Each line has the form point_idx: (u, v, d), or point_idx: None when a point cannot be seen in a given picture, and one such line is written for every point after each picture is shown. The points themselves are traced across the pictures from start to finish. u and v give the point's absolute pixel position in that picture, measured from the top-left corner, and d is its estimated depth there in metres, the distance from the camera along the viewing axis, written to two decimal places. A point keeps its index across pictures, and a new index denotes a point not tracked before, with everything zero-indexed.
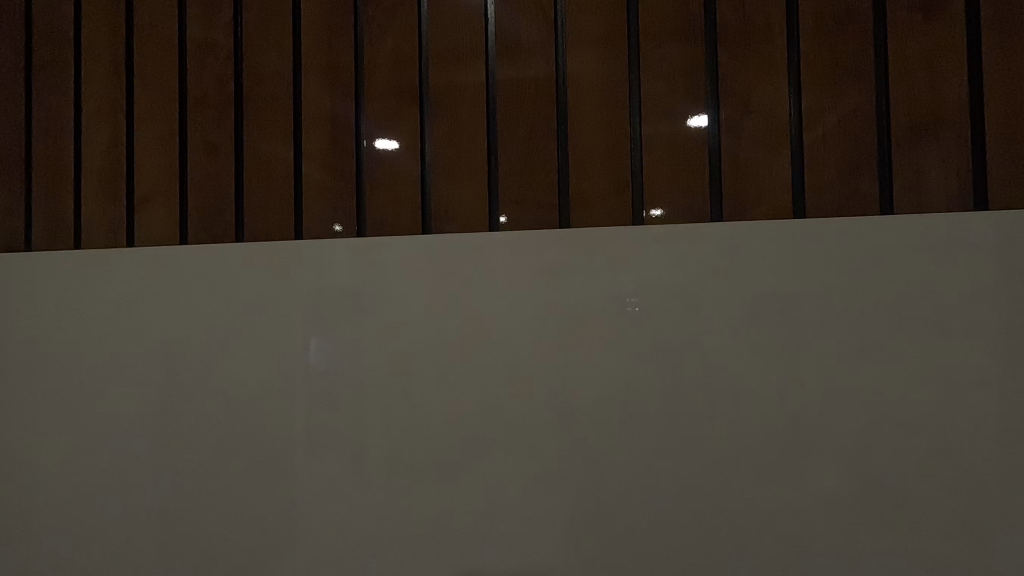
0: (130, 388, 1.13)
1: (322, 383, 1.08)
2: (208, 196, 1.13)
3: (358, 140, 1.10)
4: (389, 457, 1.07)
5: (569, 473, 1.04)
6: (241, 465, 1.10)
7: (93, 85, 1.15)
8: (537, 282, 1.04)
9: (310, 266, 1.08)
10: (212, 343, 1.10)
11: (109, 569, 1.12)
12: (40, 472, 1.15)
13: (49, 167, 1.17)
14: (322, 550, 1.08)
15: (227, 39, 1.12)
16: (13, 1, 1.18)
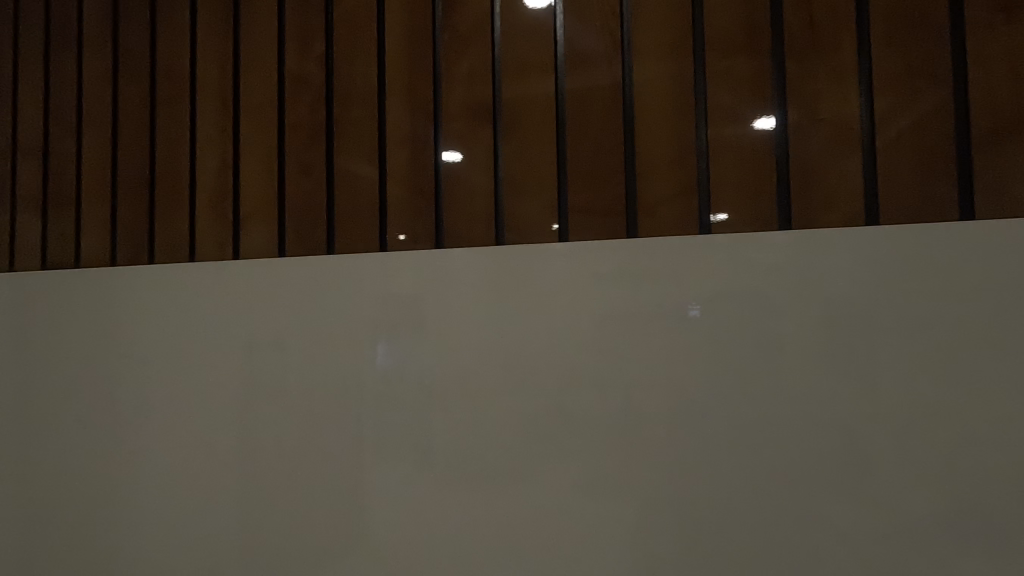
0: (230, 387, 1.25)
1: (400, 386, 1.16)
2: (302, 212, 1.24)
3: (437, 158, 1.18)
4: (461, 458, 1.14)
5: (631, 478, 1.07)
6: (327, 463, 1.19)
7: (205, 115, 1.30)
8: (603, 290, 1.08)
9: (390, 275, 1.17)
10: (302, 348, 1.21)
11: (205, 547, 1.25)
12: (152, 460, 1.29)
13: (168, 190, 1.33)
14: (393, 539, 1.16)
15: (320, 69, 1.23)
16: (141, 46, 1.35)
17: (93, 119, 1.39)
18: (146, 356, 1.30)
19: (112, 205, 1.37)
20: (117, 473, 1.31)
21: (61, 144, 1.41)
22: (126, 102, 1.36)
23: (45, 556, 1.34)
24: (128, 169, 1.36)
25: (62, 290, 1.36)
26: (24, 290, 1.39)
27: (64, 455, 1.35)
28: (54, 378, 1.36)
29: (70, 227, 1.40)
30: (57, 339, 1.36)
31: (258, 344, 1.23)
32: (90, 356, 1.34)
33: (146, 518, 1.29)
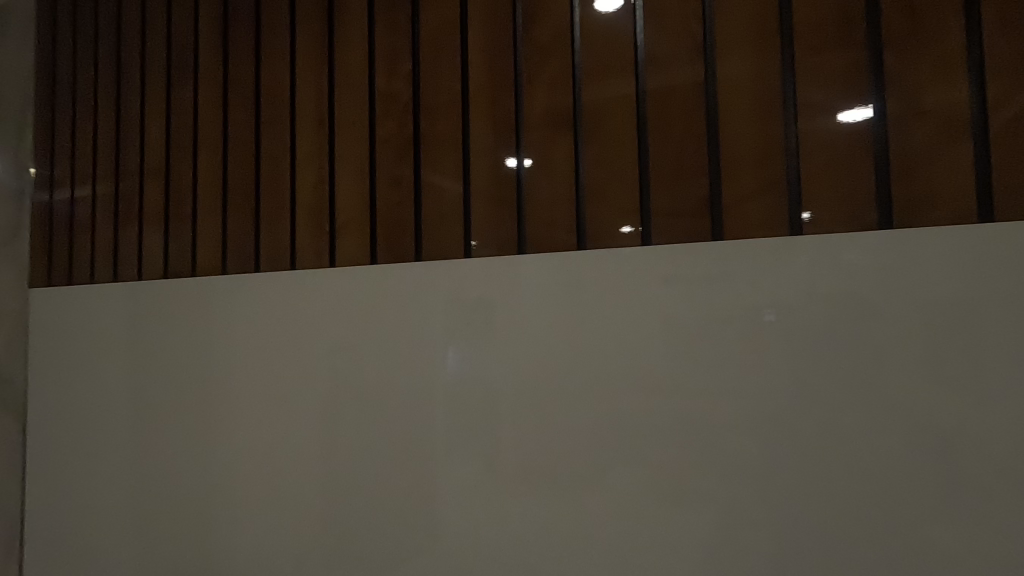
0: (323, 385, 1.36)
1: (482, 389, 1.21)
2: (392, 222, 1.32)
3: (506, 166, 1.22)
4: (541, 461, 1.16)
5: (707, 484, 1.05)
6: (414, 462, 1.26)
7: (304, 134, 1.41)
8: (685, 294, 1.07)
9: (468, 281, 1.22)
10: (389, 350, 1.29)
11: (302, 528, 1.38)
12: (258, 448, 1.44)
13: (271, 203, 1.45)
14: (469, 533, 1.21)
15: (408, 87, 1.30)
16: (248, 73, 1.49)
17: (207, 141, 1.54)
18: (253, 355, 1.44)
19: (223, 218, 1.51)
20: (229, 457, 1.47)
21: (180, 165, 1.58)
22: (234, 125, 1.50)
23: (176, 532, 1.53)
24: (237, 186, 1.49)
25: (185, 296, 1.53)
26: (156, 296, 1.57)
27: (186, 439, 1.54)
28: (179, 372, 1.55)
29: (188, 239, 1.56)
30: (185, 341, 1.54)
31: (351, 347, 1.32)
32: (209, 357, 1.50)
33: (255, 502, 1.44)
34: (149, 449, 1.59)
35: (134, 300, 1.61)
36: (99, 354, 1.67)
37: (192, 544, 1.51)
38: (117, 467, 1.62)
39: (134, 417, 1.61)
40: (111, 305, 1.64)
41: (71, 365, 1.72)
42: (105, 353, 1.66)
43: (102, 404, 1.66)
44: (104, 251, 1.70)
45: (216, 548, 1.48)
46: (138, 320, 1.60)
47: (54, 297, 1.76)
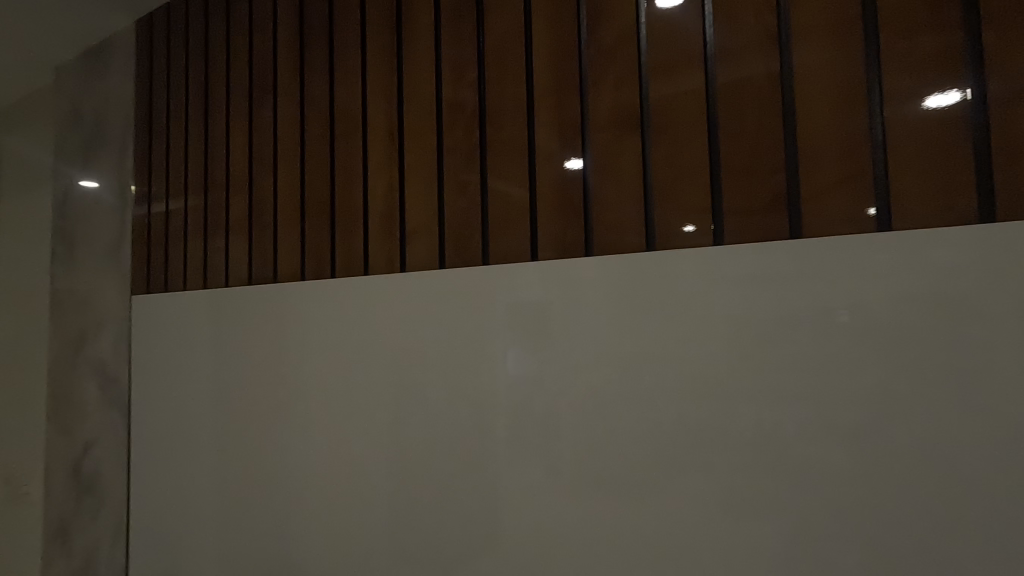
0: (389, 386, 1.41)
1: (546, 392, 1.21)
2: (459, 226, 1.35)
3: (569, 168, 1.22)
4: (604, 465, 1.15)
5: (774, 492, 1.01)
6: (478, 463, 1.29)
7: (375, 146, 1.47)
8: (753, 296, 1.04)
9: (530, 285, 1.23)
10: (454, 352, 1.32)
11: (369, 522, 1.44)
12: (328, 444, 1.52)
13: (345, 211, 1.52)
14: (529, 532, 1.23)
15: (473, 94, 1.33)
16: (323, 89, 1.57)
17: (285, 155, 1.63)
18: (325, 357, 1.52)
19: (301, 228, 1.60)
20: (302, 453, 1.56)
21: (262, 178, 1.68)
22: (310, 138, 1.59)
23: (257, 522, 1.64)
24: (314, 196, 1.58)
25: (266, 301, 1.63)
26: (240, 302, 1.68)
27: (264, 435, 1.64)
28: (258, 372, 1.65)
29: (270, 248, 1.66)
30: (265, 343, 1.63)
31: (420, 350, 1.36)
32: (287, 359, 1.59)
33: (326, 495, 1.52)
34: (233, 445, 1.70)
35: (221, 305, 1.73)
36: (189, 355, 1.81)
37: (271, 535, 1.61)
38: (204, 459, 1.76)
39: (220, 415, 1.73)
40: (199, 310, 1.78)
41: (165, 364, 1.87)
42: (194, 354, 1.79)
43: (192, 401, 1.80)
44: (194, 260, 1.84)
45: (292, 540, 1.57)
46: (225, 324, 1.72)
47: (153, 302, 1.92)
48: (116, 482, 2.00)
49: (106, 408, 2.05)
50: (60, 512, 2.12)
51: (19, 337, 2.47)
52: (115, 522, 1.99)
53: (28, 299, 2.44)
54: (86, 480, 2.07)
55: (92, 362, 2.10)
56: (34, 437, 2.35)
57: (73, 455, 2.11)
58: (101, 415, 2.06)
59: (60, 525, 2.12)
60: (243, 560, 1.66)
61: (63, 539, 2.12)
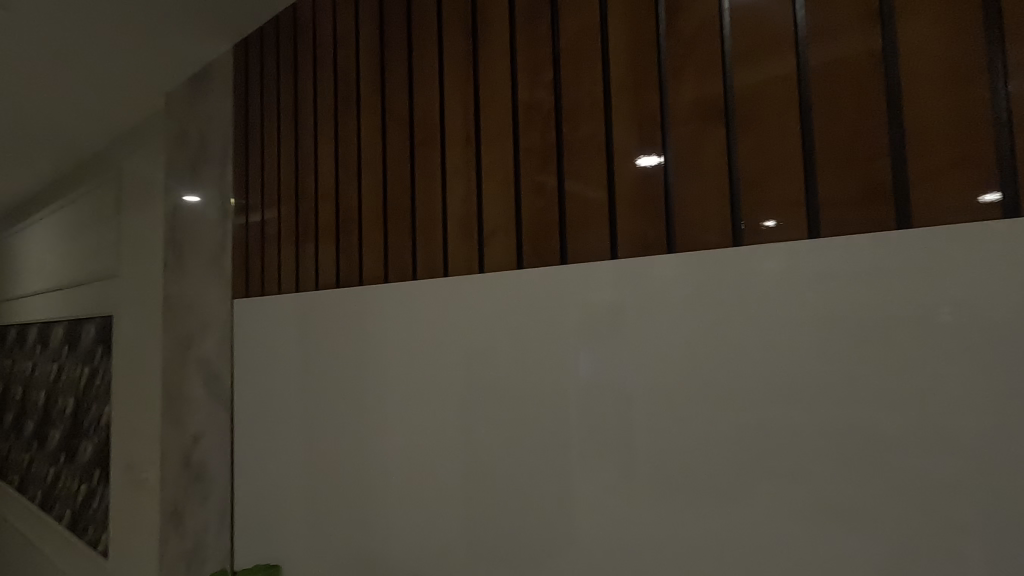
0: (464, 385, 1.45)
1: (623, 393, 1.19)
2: (537, 227, 1.35)
3: (641, 165, 1.20)
4: (685, 469, 1.11)
5: (860, 505, 0.94)
6: (555, 463, 1.29)
7: (453, 151, 1.51)
8: (842, 294, 0.96)
9: (605, 285, 1.22)
10: (528, 353, 1.33)
11: (442, 516, 1.49)
12: (405, 442, 1.58)
13: (425, 216, 1.57)
14: (599, 532, 1.22)
15: (550, 94, 1.33)
16: (403, 99, 1.63)
17: (369, 165, 1.71)
18: (404, 357, 1.57)
19: (384, 233, 1.67)
20: (380, 449, 1.63)
21: (347, 188, 1.77)
22: (392, 146, 1.65)
23: (343, 515, 1.72)
24: (395, 202, 1.64)
25: (352, 303, 1.71)
26: (326, 304, 1.78)
27: (345, 430, 1.73)
28: (341, 372, 1.74)
29: (355, 253, 1.74)
30: (350, 343, 1.71)
31: (498, 350, 1.38)
32: (368, 358, 1.66)
33: (402, 489, 1.58)
34: (320, 439, 1.80)
35: (310, 308, 1.83)
36: (282, 355, 1.93)
37: (355, 526, 1.69)
38: (293, 451, 1.88)
39: (307, 410, 1.84)
40: (289, 312, 1.90)
41: (260, 364, 2.01)
42: (285, 354, 1.91)
43: (282, 397, 1.92)
44: (286, 266, 1.97)
45: (375, 532, 1.64)
46: (313, 326, 1.82)
47: (249, 306, 2.06)
48: (219, 471, 2.18)
49: (210, 402, 2.23)
50: (173, 496, 2.34)
51: (138, 336, 2.74)
52: (219, 508, 2.16)
53: (145, 301, 2.71)
54: (194, 469, 2.27)
55: (199, 360, 2.29)
56: (150, 427, 2.60)
57: (184, 445, 2.32)
58: (206, 409, 2.25)
59: (173, 508, 2.34)
60: (329, 550, 1.75)
61: (176, 521, 2.33)
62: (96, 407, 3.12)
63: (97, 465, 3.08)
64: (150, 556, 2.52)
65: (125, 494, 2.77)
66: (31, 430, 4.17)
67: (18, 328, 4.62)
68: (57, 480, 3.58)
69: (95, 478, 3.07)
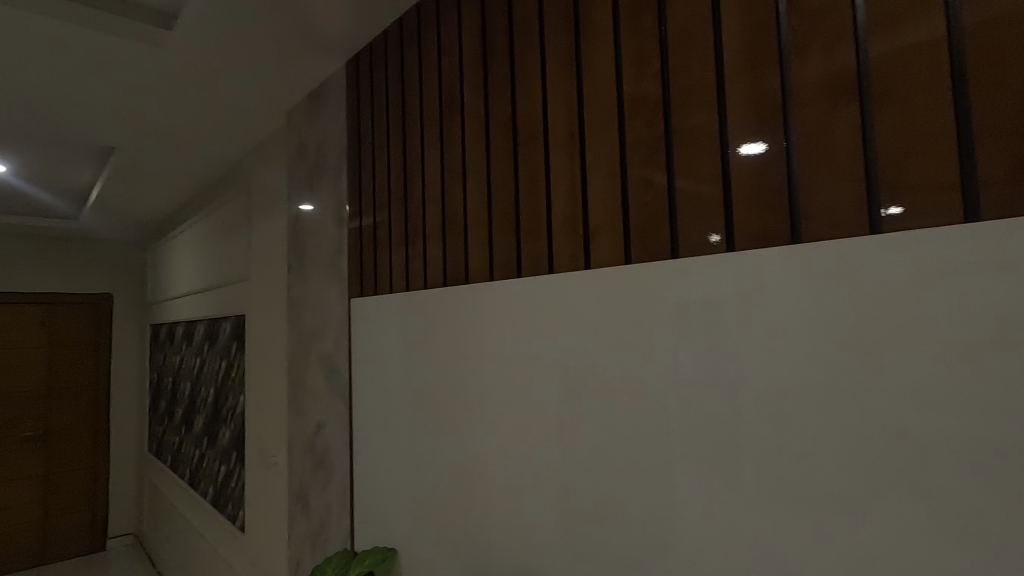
0: (561, 384, 1.46)
1: (737, 393, 1.12)
2: (645, 221, 1.32)
3: (744, 153, 1.16)
4: (809, 477, 1.02)
5: (1005, 531, 0.83)
6: (658, 465, 1.25)
7: (556, 149, 1.52)
8: (985, 289, 0.85)
9: (712, 281, 1.17)
10: (627, 353, 1.31)
11: (539, 512, 1.51)
12: (502, 438, 1.62)
13: (529, 214, 1.59)
14: (700, 539, 1.18)
15: (656, 85, 1.30)
16: (506, 101, 1.67)
17: (473, 167, 1.77)
18: (503, 354, 1.61)
19: (489, 232, 1.72)
20: (479, 444, 1.69)
21: (453, 191, 1.84)
22: (495, 147, 1.70)
23: (449, 505, 1.79)
24: (500, 201, 1.68)
25: (456, 301, 1.77)
26: (432, 303, 1.85)
27: (446, 425, 1.81)
28: (442, 368, 1.82)
29: (461, 252, 1.81)
30: (454, 340, 1.77)
31: (601, 347, 1.36)
32: (468, 356, 1.72)
33: (500, 484, 1.62)
34: (426, 432, 1.89)
35: (416, 307, 1.92)
36: (389, 352, 2.04)
37: (461, 518, 1.74)
38: (398, 443, 2.00)
39: (411, 405, 1.94)
40: (397, 311, 2.01)
41: (371, 360, 2.13)
42: (392, 351, 2.02)
43: (389, 393, 2.04)
44: (397, 267, 2.08)
45: (479, 524, 1.68)
46: (419, 323, 1.90)
47: (362, 305, 2.20)
48: (336, 459, 2.36)
49: (328, 394, 2.42)
50: (300, 480, 2.57)
51: (267, 334, 3.02)
52: (340, 493, 2.33)
53: (272, 302, 2.99)
54: (317, 455, 2.47)
55: (320, 356, 2.49)
56: (279, 417, 2.86)
57: (308, 434, 2.53)
58: (325, 401, 2.44)
59: (300, 490, 2.57)
60: (438, 538, 1.82)
61: (302, 502, 2.55)
62: (232, 397, 3.48)
63: (235, 449, 3.44)
64: (280, 533, 2.78)
65: (258, 476, 3.07)
66: (180, 416, 4.76)
67: (168, 326, 5.27)
68: (202, 461, 4.05)
69: (233, 460, 3.43)
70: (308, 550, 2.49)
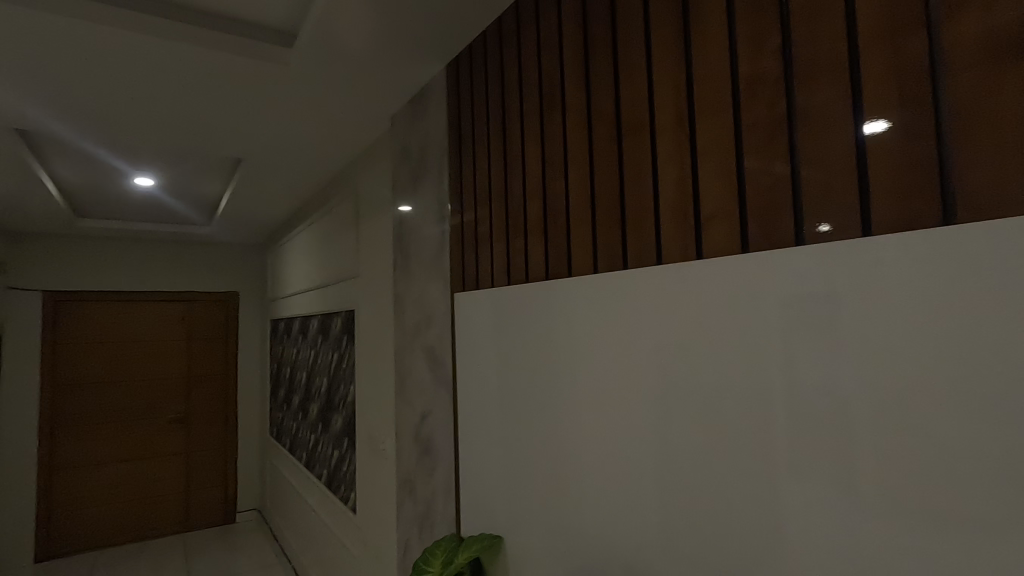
0: (660, 380, 1.42)
1: (871, 391, 1.02)
2: (763, 208, 1.25)
3: (882, 129, 1.05)
4: (957, 485, 0.92)
5: None
6: (768, 467, 1.18)
7: (663, 136, 1.48)
8: None
9: (835, 271, 1.08)
10: (733, 348, 1.25)
11: (636, 511, 1.48)
12: (598, 434, 1.60)
13: (635, 204, 1.56)
14: (815, 548, 1.10)
15: (776, 62, 1.22)
16: (609, 90, 1.65)
17: (575, 159, 1.77)
18: (600, 349, 1.59)
19: (592, 224, 1.71)
20: (574, 439, 1.69)
21: (555, 184, 1.85)
22: (598, 138, 1.68)
23: (547, 498, 1.80)
24: (603, 192, 1.67)
25: (556, 294, 1.77)
26: (533, 296, 1.87)
27: (541, 419, 1.82)
28: (538, 363, 1.84)
29: (563, 245, 1.81)
30: (554, 333, 1.77)
31: (709, 340, 1.30)
32: (564, 350, 1.72)
33: (596, 479, 1.61)
34: (522, 425, 1.92)
35: (516, 301, 1.95)
36: (486, 346, 2.09)
37: (561, 511, 1.74)
38: (496, 434, 2.05)
39: (508, 397, 1.98)
40: (496, 305, 2.05)
41: (470, 352, 2.19)
42: (489, 345, 2.08)
43: (486, 385, 2.10)
44: (498, 262, 2.12)
45: (576, 517, 1.68)
46: (519, 316, 1.93)
47: (462, 299, 2.26)
48: (441, 447, 2.46)
49: (432, 385, 2.53)
50: (407, 466, 2.71)
51: (375, 327, 3.21)
52: (444, 480, 2.42)
53: (378, 297, 3.18)
54: (422, 443, 2.60)
55: (424, 348, 2.61)
56: (387, 405, 3.03)
57: (414, 422, 2.66)
58: (429, 392, 2.56)
59: (407, 476, 2.72)
60: (539, 530, 1.83)
61: (409, 486, 2.70)
62: (344, 386, 3.74)
63: (346, 435, 3.70)
64: (388, 515, 2.96)
65: (368, 462, 3.27)
66: (297, 404, 5.18)
67: (286, 320, 5.76)
68: (316, 445, 4.39)
69: (345, 446, 3.68)
70: (415, 533, 2.63)
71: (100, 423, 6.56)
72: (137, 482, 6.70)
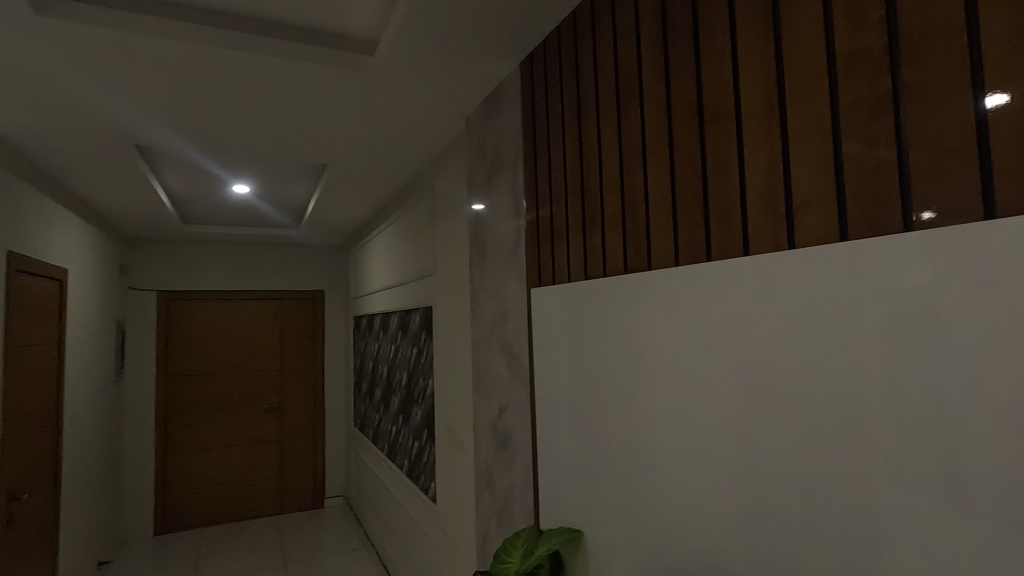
0: (744, 377, 1.36)
1: (991, 390, 0.93)
2: (865, 192, 1.16)
3: (1008, 101, 0.95)
4: None
5: None
6: (867, 472, 1.10)
7: (749, 122, 1.42)
8: None
9: (947, 260, 0.99)
10: (827, 344, 1.17)
11: (719, 513, 1.43)
12: (678, 432, 1.56)
13: (720, 193, 1.51)
14: (922, 560, 1.02)
15: (879, 36, 1.14)
16: (690, 77, 1.60)
17: (654, 149, 1.73)
18: (681, 345, 1.55)
19: (673, 215, 1.66)
20: (654, 436, 1.66)
21: (633, 176, 1.82)
22: (679, 126, 1.64)
23: (626, 495, 1.77)
24: (685, 182, 1.62)
25: (635, 288, 1.74)
26: (610, 291, 1.85)
27: (619, 415, 1.80)
28: (616, 359, 1.82)
29: (642, 238, 1.78)
30: (632, 328, 1.74)
31: (801, 336, 1.23)
32: (643, 345, 1.69)
33: (677, 478, 1.57)
34: (599, 421, 1.90)
35: (593, 296, 1.94)
36: (562, 341, 2.09)
37: (641, 510, 1.71)
38: (573, 430, 2.05)
39: (585, 393, 1.97)
40: (573, 300, 2.04)
41: (546, 347, 2.20)
42: (565, 340, 2.08)
43: (562, 381, 2.10)
44: (576, 257, 2.12)
45: (656, 516, 1.65)
46: (596, 312, 1.91)
47: (539, 295, 2.28)
48: (518, 441, 2.49)
49: (509, 380, 2.57)
50: (485, 459, 2.77)
51: (453, 323, 3.30)
52: (522, 473, 2.45)
53: (456, 293, 3.26)
54: (500, 437, 2.64)
55: (500, 343, 2.66)
56: (465, 399, 3.10)
57: (492, 416, 2.71)
58: (506, 386, 2.59)
59: (485, 468, 2.78)
60: (617, 526, 1.82)
61: (487, 478, 2.76)
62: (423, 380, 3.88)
63: (426, 428, 3.82)
64: (467, 506, 3.04)
65: (448, 453, 3.37)
66: (379, 397, 5.42)
67: (368, 317, 6.04)
68: (398, 437, 4.58)
69: (426, 437, 3.82)
70: (493, 524, 2.68)
71: (207, 411, 7.20)
72: (238, 466, 7.29)
